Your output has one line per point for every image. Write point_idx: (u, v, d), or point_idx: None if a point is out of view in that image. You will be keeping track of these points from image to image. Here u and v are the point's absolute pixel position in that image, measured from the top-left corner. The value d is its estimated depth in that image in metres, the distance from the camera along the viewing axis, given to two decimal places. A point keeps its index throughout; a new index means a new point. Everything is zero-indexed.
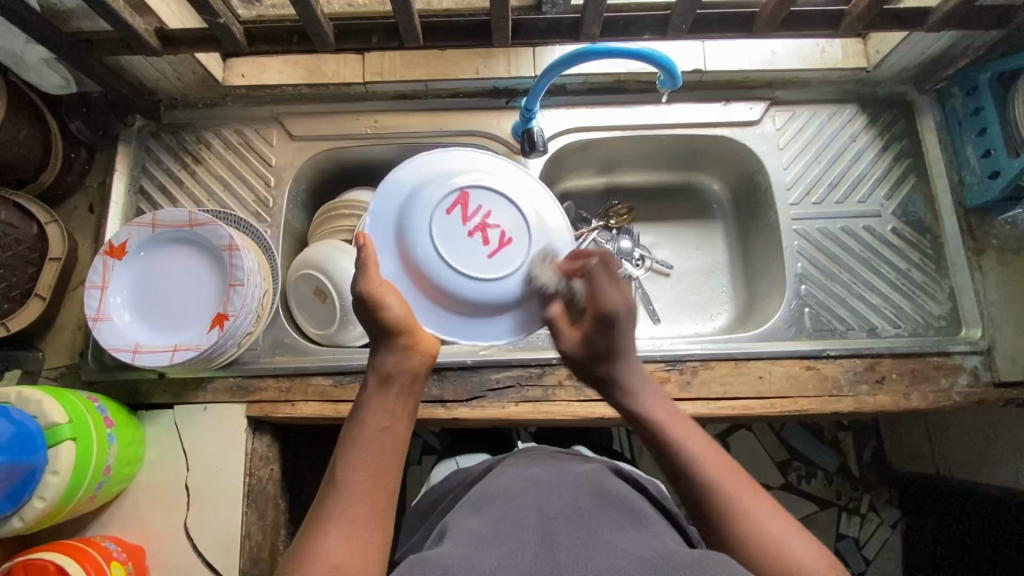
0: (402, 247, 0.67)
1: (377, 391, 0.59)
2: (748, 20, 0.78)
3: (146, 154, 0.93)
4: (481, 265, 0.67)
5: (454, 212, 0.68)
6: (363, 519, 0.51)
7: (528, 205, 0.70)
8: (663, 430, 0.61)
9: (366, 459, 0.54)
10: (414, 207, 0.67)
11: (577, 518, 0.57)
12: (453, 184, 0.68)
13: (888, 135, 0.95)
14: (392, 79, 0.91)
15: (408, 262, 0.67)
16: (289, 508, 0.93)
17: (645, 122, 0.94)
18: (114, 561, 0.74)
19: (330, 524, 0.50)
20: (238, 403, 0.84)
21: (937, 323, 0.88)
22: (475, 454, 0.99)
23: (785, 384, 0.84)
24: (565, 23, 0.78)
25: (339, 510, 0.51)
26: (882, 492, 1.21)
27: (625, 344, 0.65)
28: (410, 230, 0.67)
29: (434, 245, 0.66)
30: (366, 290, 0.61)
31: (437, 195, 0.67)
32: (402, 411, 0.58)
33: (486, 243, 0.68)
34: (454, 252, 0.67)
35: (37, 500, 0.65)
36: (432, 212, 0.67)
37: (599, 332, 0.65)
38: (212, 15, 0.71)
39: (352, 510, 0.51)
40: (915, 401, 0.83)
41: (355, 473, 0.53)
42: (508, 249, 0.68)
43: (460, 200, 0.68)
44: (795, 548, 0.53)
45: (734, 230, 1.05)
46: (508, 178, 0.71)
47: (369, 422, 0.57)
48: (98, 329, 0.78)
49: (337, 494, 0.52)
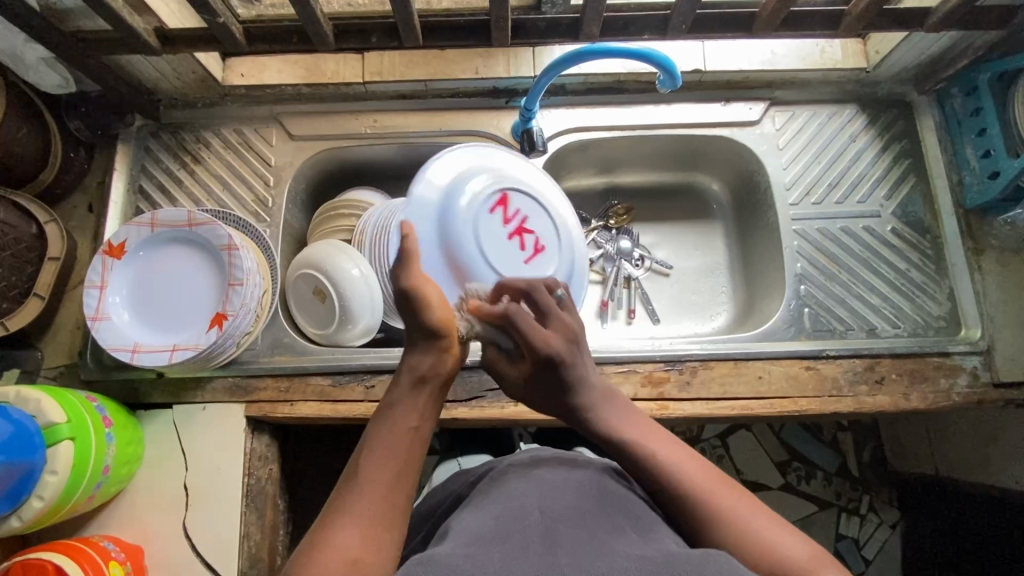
0: (446, 244, 0.69)
1: (405, 391, 0.60)
2: (748, 20, 0.78)
3: (146, 154, 0.93)
4: (517, 268, 0.72)
5: (493, 216, 0.72)
6: (380, 513, 0.52)
7: (559, 213, 0.77)
8: (629, 441, 0.62)
9: (390, 456, 0.55)
10: (460, 206, 0.70)
11: (581, 518, 0.57)
12: (495, 185, 0.72)
13: (887, 135, 0.94)
14: (391, 79, 0.91)
15: (452, 258, 0.69)
16: (287, 509, 0.93)
17: (644, 122, 0.93)
18: (113, 561, 0.73)
19: (348, 519, 0.51)
20: (236, 402, 0.83)
21: (937, 323, 0.88)
22: (478, 455, 1.00)
23: (785, 384, 0.84)
24: (565, 23, 0.78)
25: (356, 508, 0.51)
26: (882, 493, 1.21)
27: (577, 374, 0.65)
28: (457, 229, 0.69)
29: (477, 244, 0.69)
30: (409, 286, 0.60)
31: (481, 194, 0.71)
32: (427, 414, 0.60)
33: (522, 248, 0.73)
34: (494, 254, 0.70)
35: (35, 500, 0.65)
36: (475, 213, 0.70)
37: (545, 376, 0.65)
38: (211, 14, 0.71)
39: (370, 504, 0.52)
40: (914, 402, 0.83)
41: (376, 469, 0.54)
42: (541, 255, 0.74)
43: (501, 202, 0.72)
44: (784, 541, 0.53)
45: (733, 231, 1.05)
46: (541, 185, 0.77)
47: (394, 420, 0.58)
48: (97, 328, 0.78)
49: (356, 490, 0.53)
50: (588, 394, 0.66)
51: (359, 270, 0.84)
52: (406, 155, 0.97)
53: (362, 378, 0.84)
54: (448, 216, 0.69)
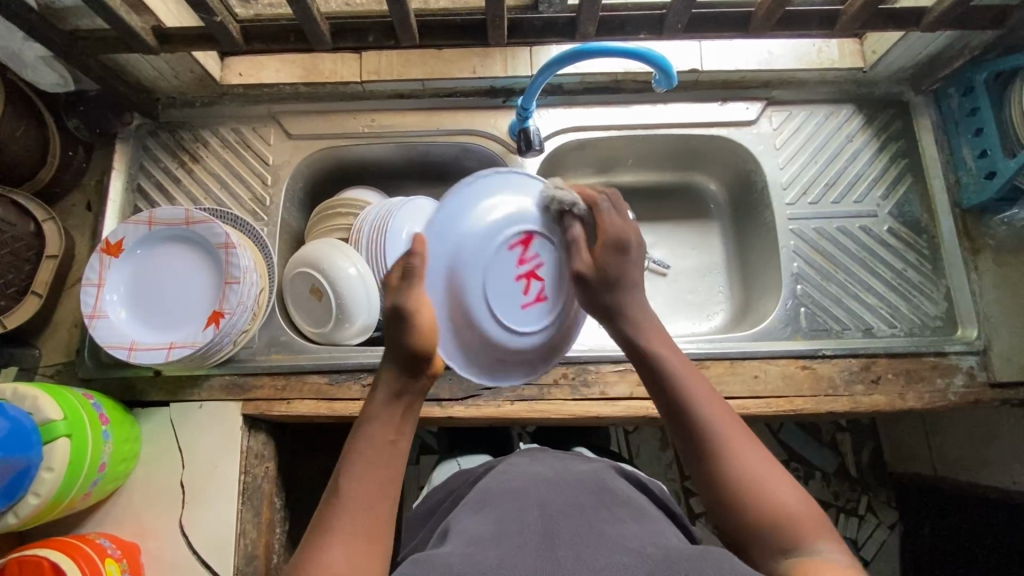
0: (452, 277, 0.66)
1: (380, 405, 0.60)
2: (743, 20, 0.78)
3: (144, 152, 0.93)
4: (513, 312, 0.69)
5: (509, 258, 0.68)
6: (365, 529, 0.52)
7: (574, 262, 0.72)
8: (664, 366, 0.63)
9: (369, 472, 0.55)
10: (478, 235, 0.67)
11: (579, 514, 0.57)
12: (518, 228, 0.68)
13: (884, 136, 0.94)
14: (388, 78, 0.91)
15: (454, 287, 0.66)
16: (284, 507, 0.93)
17: (641, 121, 0.94)
18: (109, 558, 0.74)
19: (333, 536, 0.51)
20: (233, 401, 0.84)
21: (934, 323, 0.88)
22: (476, 454, 0.99)
23: (781, 383, 0.84)
24: (561, 22, 0.78)
25: (341, 526, 0.52)
26: (880, 493, 1.20)
27: (632, 275, 0.67)
28: (467, 258, 0.66)
29: (484, 283, 0.67)
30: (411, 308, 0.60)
31: (501, 231, 0.67)
32: (405, 427, 0.60)
33: (525, 293, 0.69)
34: (501, 300, 0.68)
35: (32, 496, 0.65)
36: (489, 248, 0.67)
37: (614, 257, 0.66)
38: (209, 14, 0.71)
39: (354, 522, 0.52)
40: (911, 401, 0.83)
41: (357, 486, 0.54)
42: (541, 305, 0.70)
43: (524, 243, 0.68)
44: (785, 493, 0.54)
45: (730, 230, 1.05)
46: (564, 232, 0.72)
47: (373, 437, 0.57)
48: (94, 326, 0.78)
49: (338, 508, 0.53)
50: (633, 297, 0.67)
51: (356, 270, 0.84)
52: (404, 154, 0.97)
53: (359, 377, 0.84)
54: (464, 243, 0.66)
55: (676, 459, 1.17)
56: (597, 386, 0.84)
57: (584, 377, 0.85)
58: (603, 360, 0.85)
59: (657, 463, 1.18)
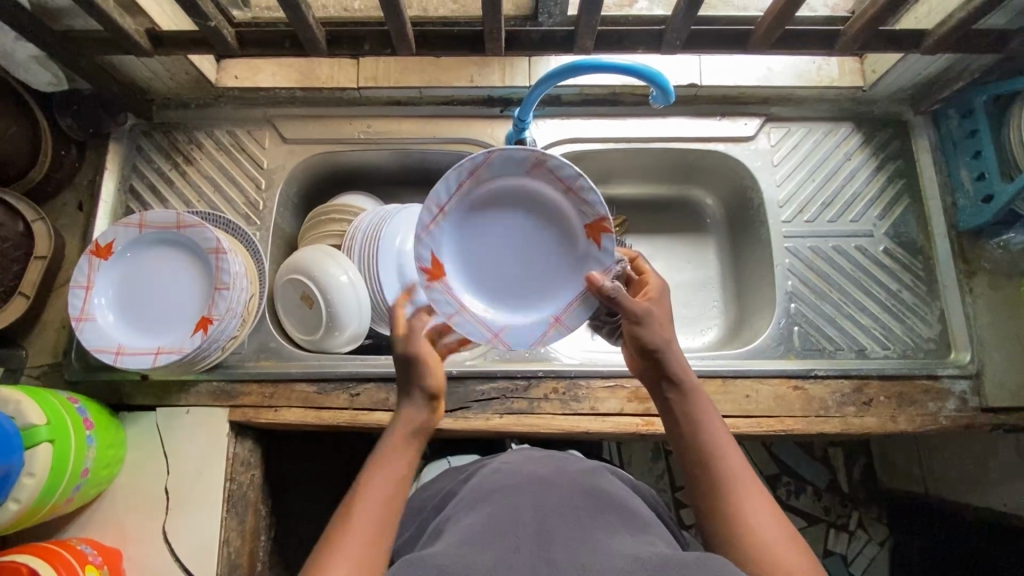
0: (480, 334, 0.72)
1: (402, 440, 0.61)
2: (742, 37, 0.77)
3: (138, 153, 0.93)
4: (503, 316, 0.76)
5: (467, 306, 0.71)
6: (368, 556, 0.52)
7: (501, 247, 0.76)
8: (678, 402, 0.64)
9: (371, 499, 0.55)
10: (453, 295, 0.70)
11: (572, 515, 0.56)
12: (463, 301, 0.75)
13: (881, 156, 0.94)
14: (386, 85, 0.90)
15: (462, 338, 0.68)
16: (269, 513, 0.93)
17: (637, 133, 0.93)
18: (89, 565, 0.73)
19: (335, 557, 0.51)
20: (220, 406, 0.83)
21: (927, 345, 0.87)
22: (466, 454, 1.01)
23: (772, 404, 0.83)
24: (559, 35, 0.78)
25: (345, 551, 0.51)
26: (871, 510, 1.20)
27: (649, 331, 0.65)
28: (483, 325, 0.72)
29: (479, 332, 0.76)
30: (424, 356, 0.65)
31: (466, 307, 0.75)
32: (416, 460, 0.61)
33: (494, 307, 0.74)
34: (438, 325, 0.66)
35: (11, 502, 0.64)
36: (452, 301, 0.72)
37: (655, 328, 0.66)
38: (203, 17, 0.70)
39: (363, 545, 0.52)
40: (902, 424, 0.82)
41: (361, 514, 0.54)
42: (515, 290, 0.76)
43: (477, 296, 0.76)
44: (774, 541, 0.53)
45: (725, 245, 1.05)
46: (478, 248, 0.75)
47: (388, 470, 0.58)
48: (81, 329, 0.77)
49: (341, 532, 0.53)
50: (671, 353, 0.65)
51: (347, 277, 0.83)
52: (399, 161, 0.97)
53: (348, 386, 0.84)
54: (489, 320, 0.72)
55: (667, 471, 1.17)
56: (588, 402, 0.83)
57: (574, 392, 0.84)
58: (594, 376, 0.84)
59: (646, 474, 1.17)
